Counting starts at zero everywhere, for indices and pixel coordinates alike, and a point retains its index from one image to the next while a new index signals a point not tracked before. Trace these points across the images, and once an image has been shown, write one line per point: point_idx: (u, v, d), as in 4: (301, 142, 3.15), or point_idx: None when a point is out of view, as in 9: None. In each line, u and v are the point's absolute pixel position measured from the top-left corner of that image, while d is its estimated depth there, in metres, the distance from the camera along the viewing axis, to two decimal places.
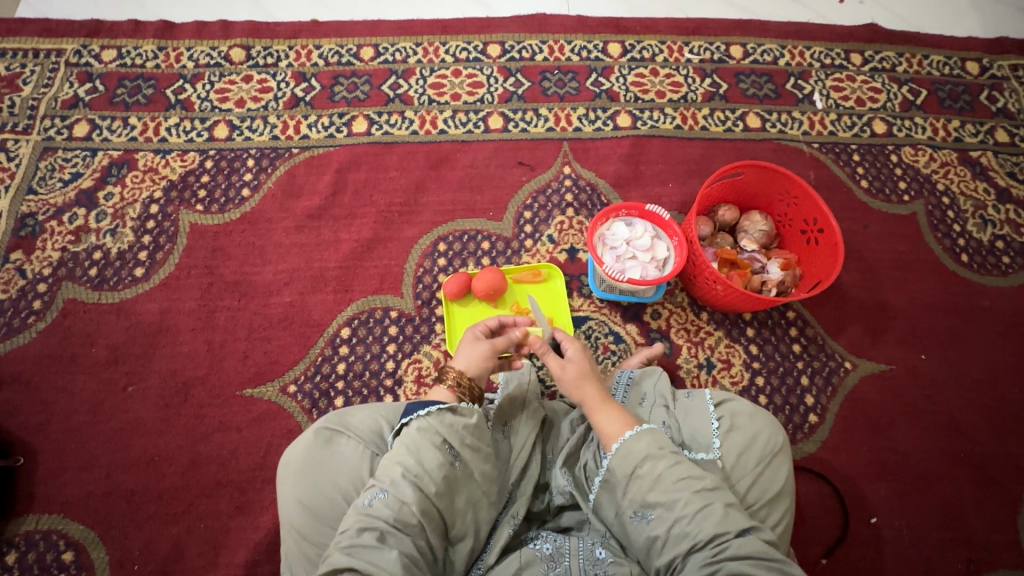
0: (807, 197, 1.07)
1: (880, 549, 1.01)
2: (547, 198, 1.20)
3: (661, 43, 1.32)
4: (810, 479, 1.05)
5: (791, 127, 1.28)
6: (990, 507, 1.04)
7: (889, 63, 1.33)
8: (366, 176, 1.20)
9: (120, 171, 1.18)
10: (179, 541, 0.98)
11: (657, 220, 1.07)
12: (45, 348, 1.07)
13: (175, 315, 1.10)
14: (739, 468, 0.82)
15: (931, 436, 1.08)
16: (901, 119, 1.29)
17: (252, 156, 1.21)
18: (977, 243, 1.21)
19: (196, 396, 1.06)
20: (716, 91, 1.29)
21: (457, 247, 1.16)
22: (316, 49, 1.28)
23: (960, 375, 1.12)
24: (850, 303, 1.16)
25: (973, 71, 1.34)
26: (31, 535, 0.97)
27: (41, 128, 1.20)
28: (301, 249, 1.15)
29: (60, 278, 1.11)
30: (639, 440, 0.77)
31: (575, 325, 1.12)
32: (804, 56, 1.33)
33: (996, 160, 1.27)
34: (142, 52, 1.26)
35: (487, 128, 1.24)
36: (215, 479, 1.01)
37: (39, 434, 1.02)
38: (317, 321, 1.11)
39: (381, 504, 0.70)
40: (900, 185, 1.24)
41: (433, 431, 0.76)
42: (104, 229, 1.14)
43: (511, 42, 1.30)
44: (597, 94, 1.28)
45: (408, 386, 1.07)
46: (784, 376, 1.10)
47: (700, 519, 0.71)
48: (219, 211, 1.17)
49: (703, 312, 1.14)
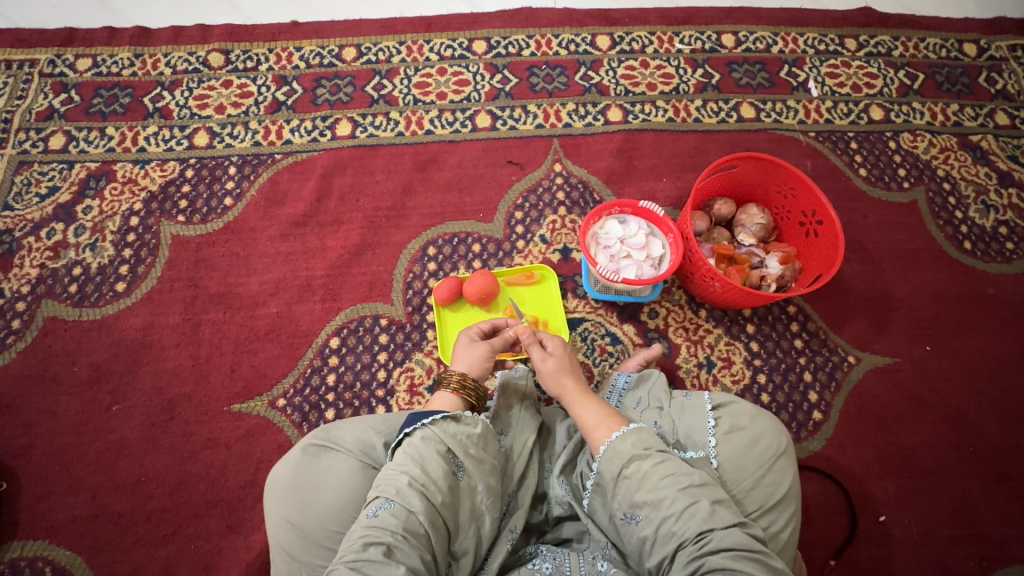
0: (804, 187, 1.04)
1: (890, 548, 0.99)
2: (538, 198, 1.17)
3: (651, 35, 1.29)
4: (816, 478, 1.02)
5: (787, 116, 1.24)
6: (1001, 500, 1.02)
7: (884, 47, 1.30)
8: (351, 180, 1.17)
9: (98, 183, 1.15)
10: (169, 563, 0.95)
11: (651, 216, 1.04)
12: (26, 368, 1.04)
13: (158, 331, 1.07)
14: (738, 472, 0.78)
15: (938, 429, 1.06)
16: (899, 105, 1.26)
17: (234, 164, 1.17)
18: (980, 229, 1.18)
19: (182, 413, 1.03)
20: (708, 82, 1.26)
21: (447, 250, 1.13)
22: (296, 51, 1.25)
23: (966, 365, 1.09)
24: (852, 296, 1.13)
25: (971, 53, 1.30)
26: (16, 562, 0.94)
27: (16, 141, 1.17)
28: (286, 257, 1.12)
29: (39, 295, 1.08)
30: (626, 441, 0.74)
31: (570, 328, 1.09)
32: (797, 43, 1.29)
33: (997, 143, 1.24)
34: (118, 60, 1.23)
35: (475, 127, 1.21)
36: (204, 499, 0.98)
37: (22, 457, 1.00)
38: (305, 332, 1.08)
39: (388, 514, 0.66)
40: (900, 171, 1.21)
41: (437, 440, 0.73)
42: (84, 244, 1.11)
43: (497, 38, 1.27)
44: (587, 88, 1.24)
45: (401, 396, 1.04)
46: (786, 373, 1.08)
47: (687, 516, 0.67)
48: (202, 222, 1.14)
49: (702, 309, 1.11)
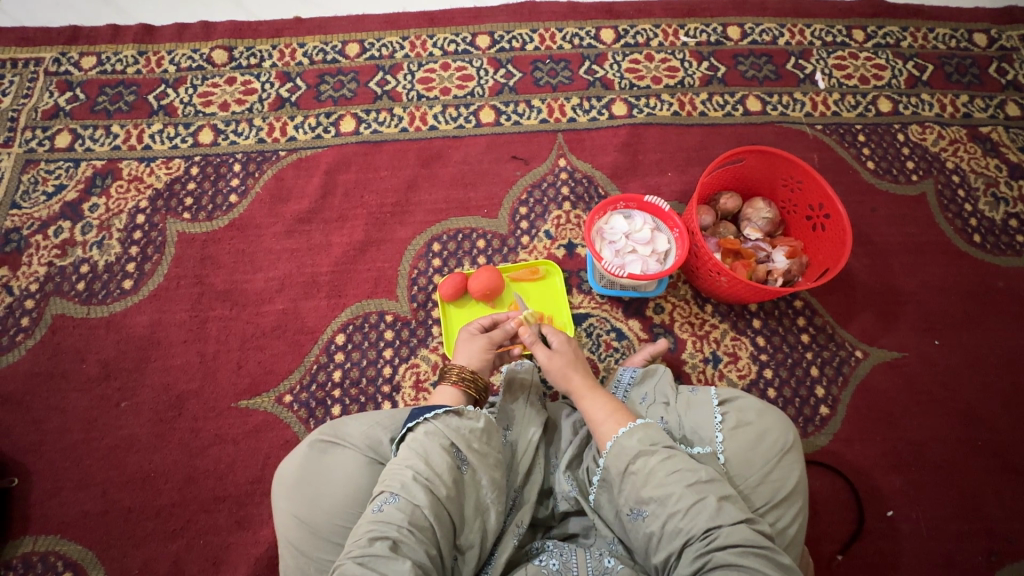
0: (812, 180, 1.03)
1: (897, 543, 0.99)
2: (543, 192, 1.17)
3: (655, 27, 1.28)
4: (823, 473, 1.02)
5: (793, 108, 1.23)
6: (1011, 495, 1.01)
7: (892, 38, 1.28)
8: (356, 176, 1.17)
9: (105, 181, 1.16)
10: (179, 558, 0.96)
11: (657, 211, 1.03)
12: (35, 365, 1.05)
13: (165, 328, 1.08)
14: (745, 468, 0.78)
15: (946, 424, 1.05)
16: (907, 97, 1.24)
17: (238, 161, 1.18)
18: (989, 222, 1.17)
19: (190, 409, 1.03)
20: (714, 75, 1.25)
21: (452, 246, 1.13)
22: (300, 47, 1.25)
23: (975, 360, 1.08)
24: (860, 290, 1.13)
25: (981, 43, 1.29)
26: (28, 557, 0.95)
27: (23, 140, 1.17)
28: (292, 254, 1.13)
29: (47, 293, 1.09)
30: (631, 436, 0.74)
31: (576, 323, 1.09)
32: (804, 35, 1.28)
33: (1007, 135, 1.22)
34: (122, 57, 1.23)
35: (478, 122, 1.21)
36: (211, 495, 0.99)
37: (32, 454, 1.01)
38: (310, 329, 1.08)
39: (393, 509, 0.67)
40: (909, 164, 1.20)
41: (441, 434, 0.74)
42: (91, 241, 1.12)
43: (501, 32, 1.26)
44: (591, 82, 1.24)
45: (407, 392, 1.04)
46: (793, 368, 1.07)
47: (694, 513, 0.67)
48: (207, 220, 1.14)
49: (707, 304, 1.11)
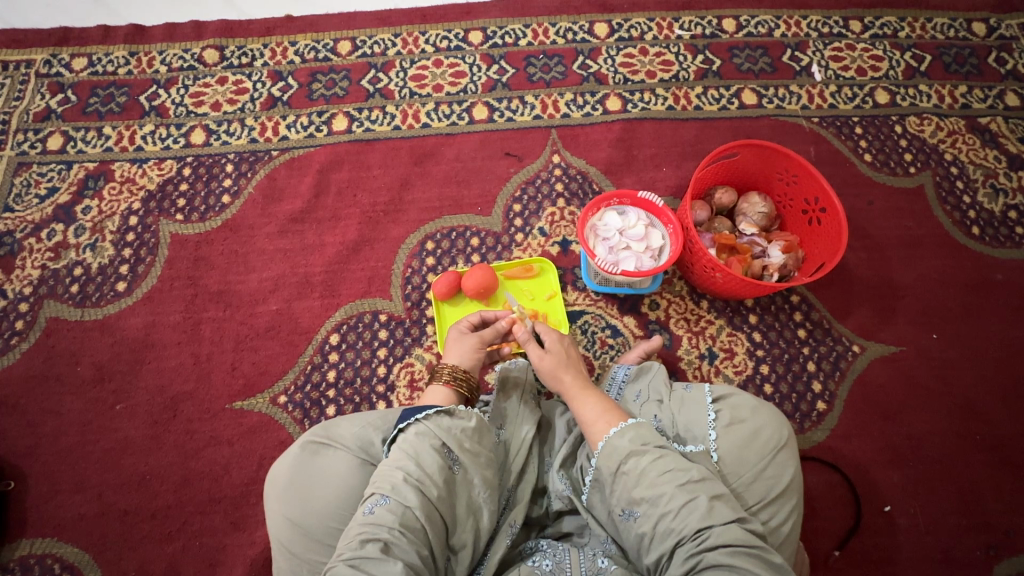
0: (808, 174, 1.03)
1: (895, 538, 0.98)
2: (536, 189, 1.16)
3: (650, 21, 1.27)
4: (820, 469, 1.01)
5: (789, 101, 1.22)
6: (1010, 489, 1.00)
7: (890, 28, 1.27)
8: (348, 176, 1.17)
9: (97, 183, 1.15)
10: (176, 559, 0.96)
11: (650, 207, 1.02)
12: (30, 369, 1.05)
13: (159, 330, 1.08)
14: (739, 466, 0.77)
15: (944, 418, 1.04)
16: (904, 88, 1.23)
17: (231, 161, 1.17)
18: (988, 214, 1.16)
19: (184, 411, 1.03)
20: (709, 68, 1.24)
21: (446, 245, 1.12)
22: (291, 46, 1.24)
23: (973, 354, 1.08)
24: (858, 285, 1.12)
25: (980, 32, 1.27)
26: (25, 560, 0.95)
27: (14, 142, 1.17)
28: (285, 254, 1.12)
29: (41, 296, 1.09)
30: (623, 436, 0.73)
31: (571, 321, 1.08)
32: (800, 26, 1.27)
33: (1007, 125, 1.21)
34: (113, 58, 1.23)
35: (472, 119, 1.20)
36: (208, 496, 0.99)
37: (28, 457, 1.01)
38: (304, 329, 1.08)
39: (385, 510, 0.66)
40: (907, 156, 1.19)
41: (431, 435, 0.73)
42: (84, 244, 1.12)
43: (493, 28, 1.25)
44: (584, 77, 1.23)
45: (401, 391, 1.04)
46: (789, 363, 1.07)
47: (685, 513, 0.67)
48: (200, 220, 1.14)
49: (703, 300, 1.10)
